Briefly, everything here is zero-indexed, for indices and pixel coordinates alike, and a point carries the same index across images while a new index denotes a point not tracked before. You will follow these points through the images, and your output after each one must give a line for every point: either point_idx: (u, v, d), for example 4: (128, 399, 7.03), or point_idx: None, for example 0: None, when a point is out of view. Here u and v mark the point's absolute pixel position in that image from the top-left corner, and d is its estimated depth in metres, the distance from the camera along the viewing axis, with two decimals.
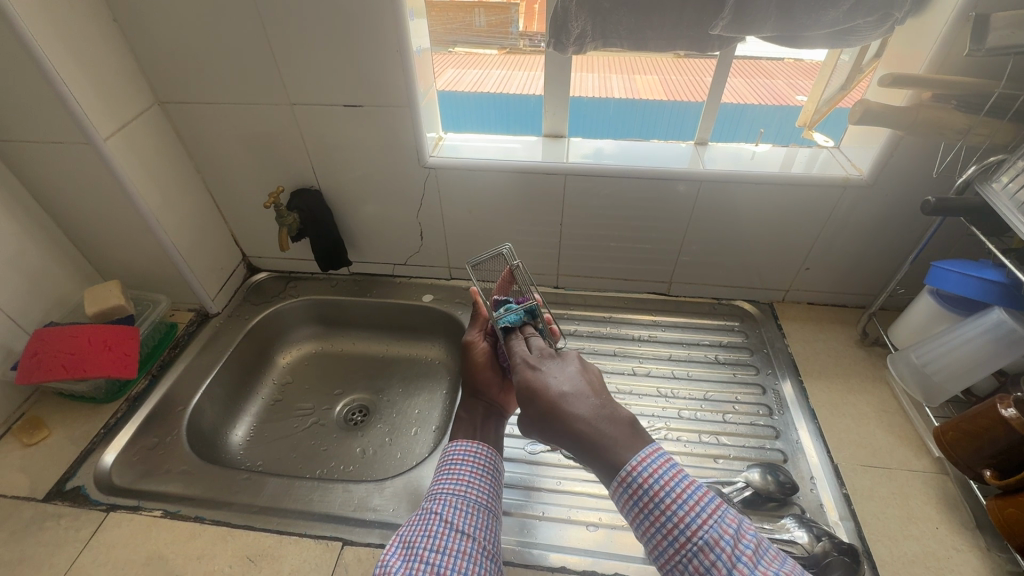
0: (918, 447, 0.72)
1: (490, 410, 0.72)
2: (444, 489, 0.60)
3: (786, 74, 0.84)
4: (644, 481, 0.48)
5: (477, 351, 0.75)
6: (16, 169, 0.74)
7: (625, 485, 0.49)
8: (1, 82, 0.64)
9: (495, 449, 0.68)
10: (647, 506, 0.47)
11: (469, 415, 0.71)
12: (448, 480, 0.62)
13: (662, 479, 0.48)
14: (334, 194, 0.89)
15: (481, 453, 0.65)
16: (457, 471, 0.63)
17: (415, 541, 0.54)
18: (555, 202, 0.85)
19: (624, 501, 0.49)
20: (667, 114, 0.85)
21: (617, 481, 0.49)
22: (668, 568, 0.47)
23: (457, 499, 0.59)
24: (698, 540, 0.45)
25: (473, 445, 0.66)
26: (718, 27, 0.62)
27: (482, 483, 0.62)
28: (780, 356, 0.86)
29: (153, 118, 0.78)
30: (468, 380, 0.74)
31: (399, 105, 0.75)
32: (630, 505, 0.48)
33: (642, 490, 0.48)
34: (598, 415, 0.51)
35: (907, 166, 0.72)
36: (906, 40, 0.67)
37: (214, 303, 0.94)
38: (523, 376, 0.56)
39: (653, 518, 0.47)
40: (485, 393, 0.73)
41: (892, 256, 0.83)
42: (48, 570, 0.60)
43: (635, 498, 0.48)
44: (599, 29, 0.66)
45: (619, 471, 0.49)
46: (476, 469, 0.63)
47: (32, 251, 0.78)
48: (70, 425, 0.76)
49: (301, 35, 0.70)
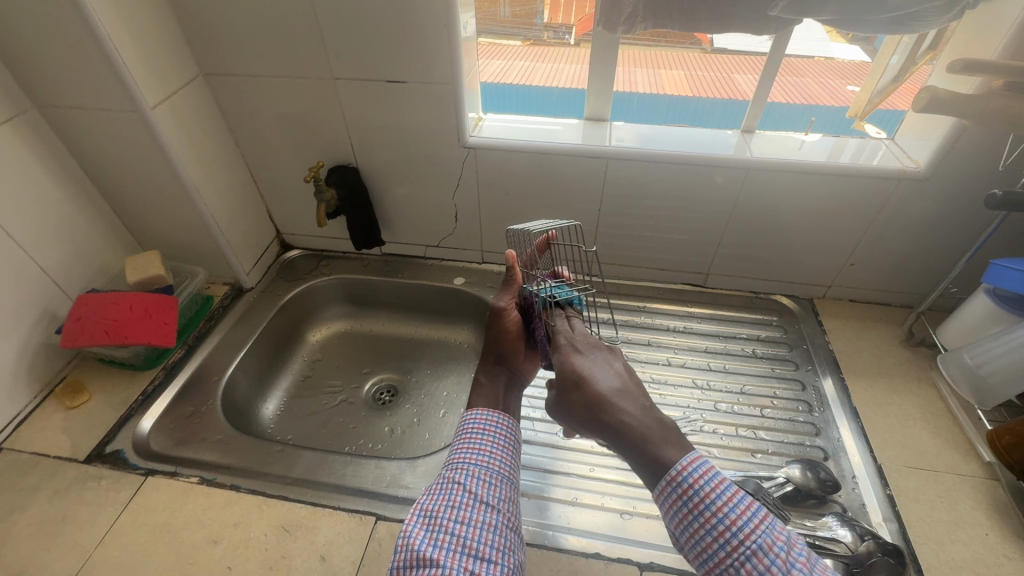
0: (967, 451, 0.69)
1: (511, 379, 0.72)
2: (466, 459, 0.60)
3: (815, 73, 0.82)
4: (694, 482, 0.49)
5: (511, 320, 0.72)
6: (64, 137, 0.76)
7: (673, 485, 0.50)
8: (55, 47, 0.64)
9: (512, 417, 0.67)
10: (697, 507, 0.48)
11: (491, 382, 0.70)
12: (469, 449, 0.61)
13: (710, 483, 0.49)
14: (372, 172, 0.88)
15: (503, 424, 0.65)
16: (479, 441, 0.62)
17: (439, 511, 0.54)
18: (593, 186, 0.83)
19: (672, 502, 0.49)
20: (692, 108, 0.83)
21: (665, 481, 0.50)
22: (717, 571, 0.47)
23: (479, 470, 0.59)
24: (751, 544, 0.46)
25: (493, 414, 0.66)
26: (778, 7, 0.59)
27: (504, 455, 0.62)
28: (821, 353, 0.84)
29: (198, 90, 0.78)
30: (497, 346, 0.72)
31: (442, 82, 0.74)
32: (678, 507, 0.49)
33: (693, 491, 0.49)
34: (644, 413, 0.54)
35: (968, 159, 0.69)
36: (977, 26, 0.64)
37: (249, 277, 0.95)
38: (567, 364, 0.58)
39: (702, 520, 0.48)
40: (511, 359, 0.72)
41: (944, 253, 0.80)
42: (90, 529, 0.62)
43: (684, 500, 0.49)
44: (650, 9, 0.64)
45: (668, 469, 0.50)
46: (498, 440, 0.63)
47: (76, 218, 0.80)
48: (109, 391, 0.78)
49: (347, 8, 0.69)
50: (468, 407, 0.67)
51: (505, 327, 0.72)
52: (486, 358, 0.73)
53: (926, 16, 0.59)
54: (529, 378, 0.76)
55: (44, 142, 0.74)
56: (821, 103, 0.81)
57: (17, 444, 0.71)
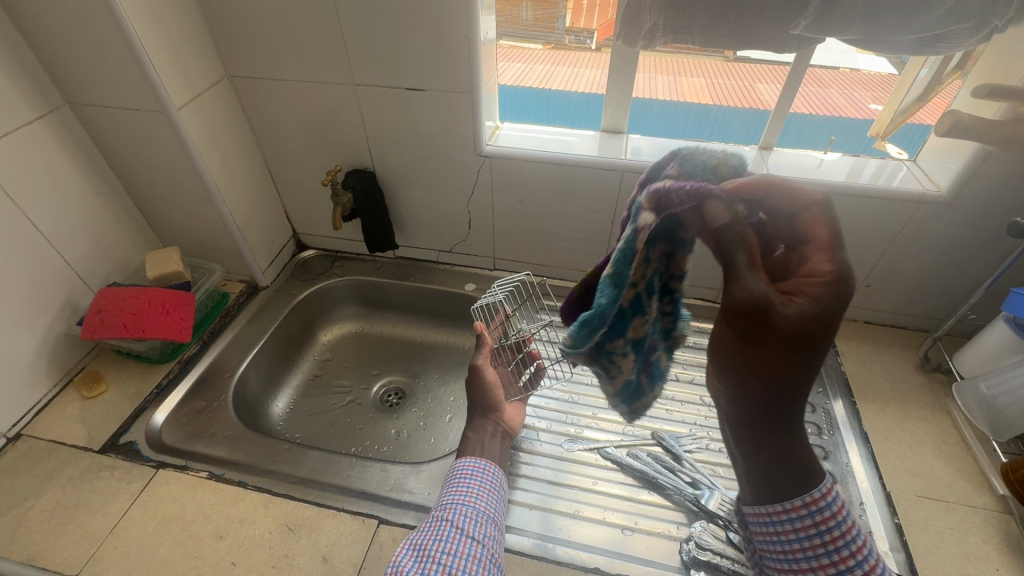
0: (981, 482, 0.68)
1: (497, 430, 0.71)
2: (455, 498, 0.59)
3: (840, 83, 0.78)
4: (839, 513, 0.42)
5: (489, 373, 0.74)
6: (92, 134, 0.78)
7: (813, 509, 0.42)
8: (87, 48, 0.66)
9: (500, 466, 0.66)
10: (831, 542, 0.42)
11: (477, 432, 0.70)
12: (457, 489, 0.61)
13: (845, 524, 0.42)
14: (389, 177, 0.89)
15: (489, 467, 0.64)
16: (467, 483, 0.62)
17: (428, 544, 0.54)
18: (608, 197, 0.83)
19: (802, 526, 0.42)
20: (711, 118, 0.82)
21: (792, 503, 0.42)
22: None
23: (467, 509, 0.58)
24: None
25: (481, 462, 0.65)
26: (800, 26, 0.59)
27: (490, 497, 0.61)
28: (832, 375, 0.83)
29: (223, 92, 0.80)
30: (481, 401, 0.72)
31: (461, 91, 0.75)
32: (809, 535, 0.42)
33: (832, 523, 0.42)
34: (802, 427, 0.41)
35: (992, 185, 0.68)
36: (1004, 51, 0.63)
37: (264, 276, 0.96)
38: (818, 322, 0.34)
39: (822, 560, 0.42)
40: (497, 410, 0.72)
41: (964, 278, 0.79)
42: (101, 518, 0.63)
43: (820, 529, 0.42)
44: (672, 24, 0.64)
45: (809, 490, 0.42)
46: (485, 482, 0.63)
47: (101, 213, 0.82)
48: (125, 382, 0.80)
49: (371, 15, 0.70)
50: (458, 459, 0.67)
51: (483, 383, 0.72)
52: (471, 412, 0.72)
53: (951, 39, 0.58)
54: (518, 427, 0.74)
55: (73, 138, 0.76)
56: (841, 116, 0.79)
57: (37, 431, 0.73)
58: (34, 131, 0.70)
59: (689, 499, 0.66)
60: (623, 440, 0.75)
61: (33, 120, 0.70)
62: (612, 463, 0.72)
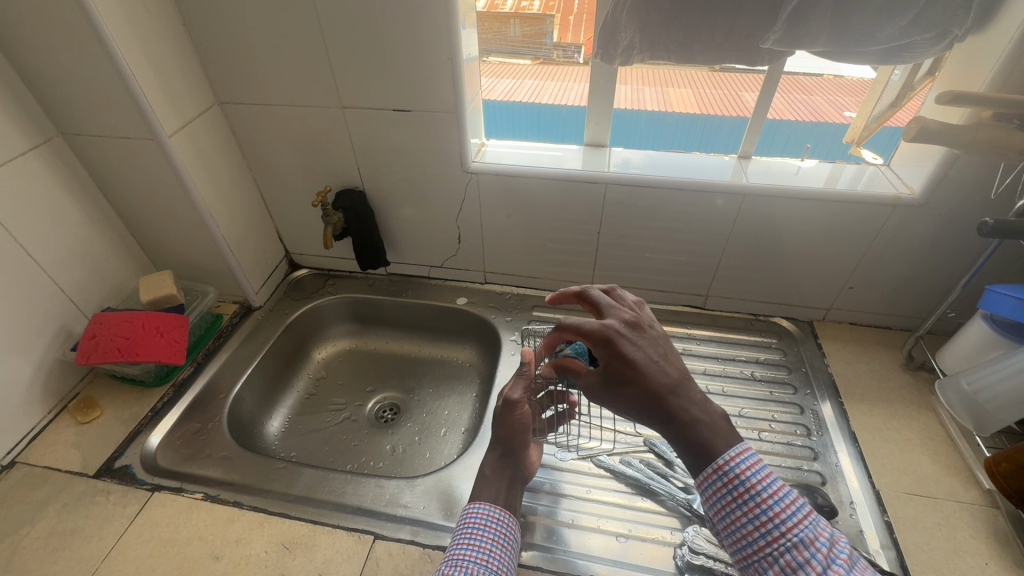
0: (968, 477, 0.69)
1: (515, 473, 0.67)
2: (464, 557, 0.56)
3: (826, 91, 0.81)
4: (741, 472, 0.47)
5: (523, 413, 0.69)
6: (85, 162, 0.79)
7: (720, 473, 0.48)
8: (79, 80, 0.68)
9: (512, 514, 0.63)
10: (741, 496, 0.47)
11: (489, 475, 0.66)
12: (467, 548, 0.57)
13: (762, 472, 0.47)
14: (378, 196, 0.91)
15: (503, 522, 0.61)
16: (477, 537, 0.58)
17: None
18: (594, 209, 0.85)
19: (716, 489, 0.48)
20: (698, 127, 0.84)
21: (711, 468, 0.48)
22: (753, 559, 0.46)
23: (478, 569, 0.55)
24: (793, 536, 0.45)
25: (494, 510, 0.62)
26: (770, 40, 0.61)
27: (501, 554, 0.58)
28: (820, 376, 0.84)
29: (213, 118, 0.82)
30: (508, 438, 0.68)
31: (447, 111, 0.77)
32: (734, 485, 0.47)
33: (738, 481, 0.47)
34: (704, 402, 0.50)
35: (962, 187, 0.70)
36: (964, 59, 0.66)
37: (257, 296, 0.97)
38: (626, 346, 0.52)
39: (749, 504, 0.46)
40: (519, 453, 0.68)
41: (942, 279, 0.81)
42: (96, 543, 0.63)
43: (728, 487, 0.47)
44: (646, 41, 0.66)
45: (715, 457, 0.48)
46: (497, 539, 0.59)
47: (95, 239, 0.83)
48: (121, 406, 0.80)
49: (358, 42, 0.72)
50: (472, 501, 0.64)
51: (517, 420, 0.69)
52: (492, 451, 0.69)
53: (915, 48, 0.60)
54: (533, 471, 0.70)
55: (66, 167, 0.78)
56: (827, 122, 0.80)
57: (31, 458, 0.73)
58: (29, 162, 0.72)
59: (682, 504, 0.67)
60: (616, 448, 0.75)
61: (26, 150, 0.72)
62: (606, 470, 0.72)
